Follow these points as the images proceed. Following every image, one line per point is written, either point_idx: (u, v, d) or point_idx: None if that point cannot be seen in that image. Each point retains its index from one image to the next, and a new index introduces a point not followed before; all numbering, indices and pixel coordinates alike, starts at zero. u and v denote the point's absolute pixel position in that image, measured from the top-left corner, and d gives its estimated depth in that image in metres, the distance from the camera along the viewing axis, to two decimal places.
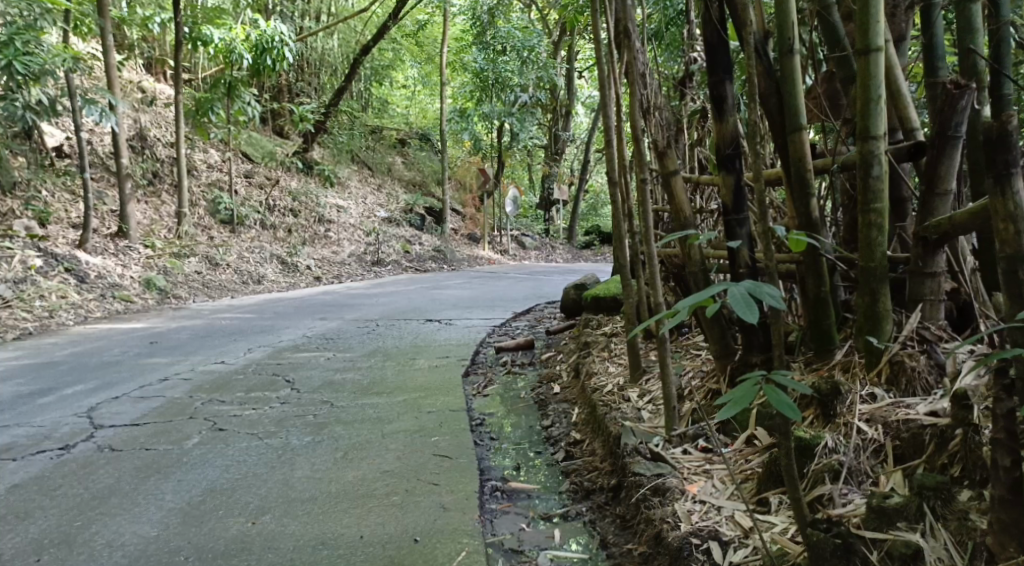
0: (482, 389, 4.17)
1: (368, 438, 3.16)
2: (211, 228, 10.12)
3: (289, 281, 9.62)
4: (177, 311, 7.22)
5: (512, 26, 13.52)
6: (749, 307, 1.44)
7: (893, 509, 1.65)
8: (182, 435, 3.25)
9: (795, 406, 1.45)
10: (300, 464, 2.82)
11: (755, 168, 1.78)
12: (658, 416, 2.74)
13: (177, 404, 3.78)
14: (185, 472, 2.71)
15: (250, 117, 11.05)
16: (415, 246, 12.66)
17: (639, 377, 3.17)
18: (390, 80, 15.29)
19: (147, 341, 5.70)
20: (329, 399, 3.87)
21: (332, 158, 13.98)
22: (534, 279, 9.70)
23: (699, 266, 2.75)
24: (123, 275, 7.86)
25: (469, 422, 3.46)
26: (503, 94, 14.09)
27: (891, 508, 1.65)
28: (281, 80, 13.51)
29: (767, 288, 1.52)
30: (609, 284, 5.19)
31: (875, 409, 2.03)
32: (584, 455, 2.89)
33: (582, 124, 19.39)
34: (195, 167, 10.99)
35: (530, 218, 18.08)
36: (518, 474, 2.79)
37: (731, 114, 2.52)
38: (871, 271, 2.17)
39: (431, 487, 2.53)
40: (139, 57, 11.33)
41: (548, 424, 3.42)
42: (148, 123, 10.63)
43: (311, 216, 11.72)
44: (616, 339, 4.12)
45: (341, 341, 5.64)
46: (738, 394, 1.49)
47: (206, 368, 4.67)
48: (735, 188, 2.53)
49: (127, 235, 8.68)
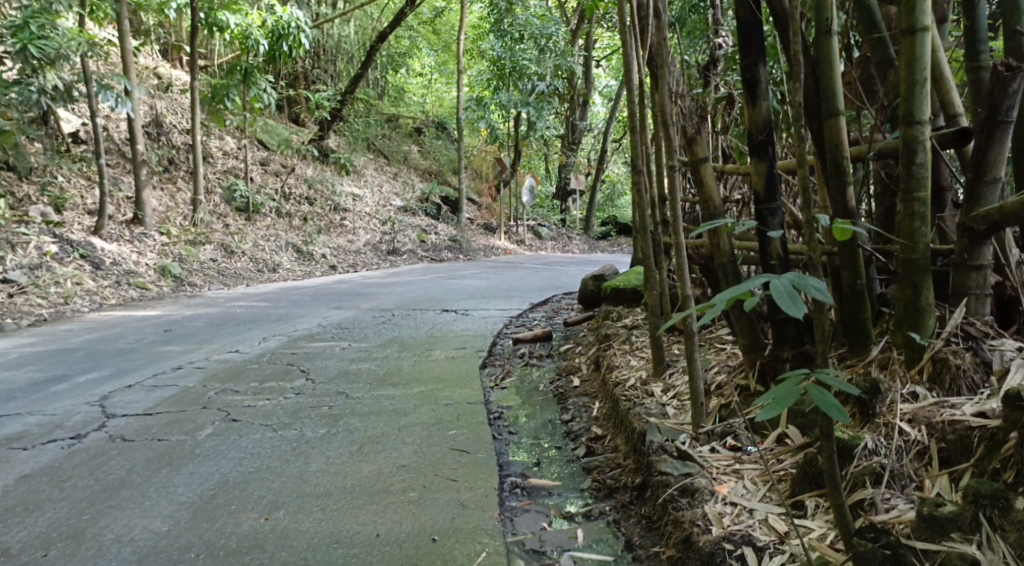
0: (499, 381, 4.09)
1: (384, 431, 3.09)
2: (227, 215, 10.09)
3: (305, 270, 9.58)
4: (193, 299, 7.19)
5: (530, 14, 13.42)
6: (792, 300, 1.35)
7: (945, 518, 1.57)
8: (195, 425, 3.20)
9: (842, 407, 1.36)
10: (314, 457, 2.75)
11: (799, 151, 1.67)
12: (683, 412, 2.66)
13: (190, 393, 3.73)
14: (198, 464, 2.65)
15: (266, 104, 11.01)
16: (431, 235, 12.60)
17: (662, 371, 3.08)
18: (406, 68, 15.23)
19: (162, 329, 5.66)
20: (344, 390, 3.80)
21: (348, 146, 13.80)
22: (551, 269, 9.62)
23: (728, 258, 2.64)
24: (138, 262, 7.84)
25: (487, 414, 3.39)
26: (520, 83, 13.98)
27: (943, 517, 1.57)
28: (298, 67, 13.47)
29: (813, 281, 1.42)
30: (629, 275, 5.10)
31: (917, 409, 1.93)
32: (607, 451, 2.81)
33: (599, 114, 19.24)
34: (211, 154, 10.97)
35: (547, 207, 17.99)
36: (538, 471, 2.71)
37: (765, 99, 2.41)
38: (914, 264, 2.06)
39: (449, 483, 2.45)
40: (155, 43, 11.30)
41: (568, 418, 3.34)
42: (163, 110, 10.61)
43: (326, 204, 11.69)
44: (636, 331, 4.03)
45: (356, 330, 5.58)
46: (782, 393, 1.40)
47: (220, 357, 4.62)
48: (767, 177, 2.42)
49: (143, 222, 8.67)
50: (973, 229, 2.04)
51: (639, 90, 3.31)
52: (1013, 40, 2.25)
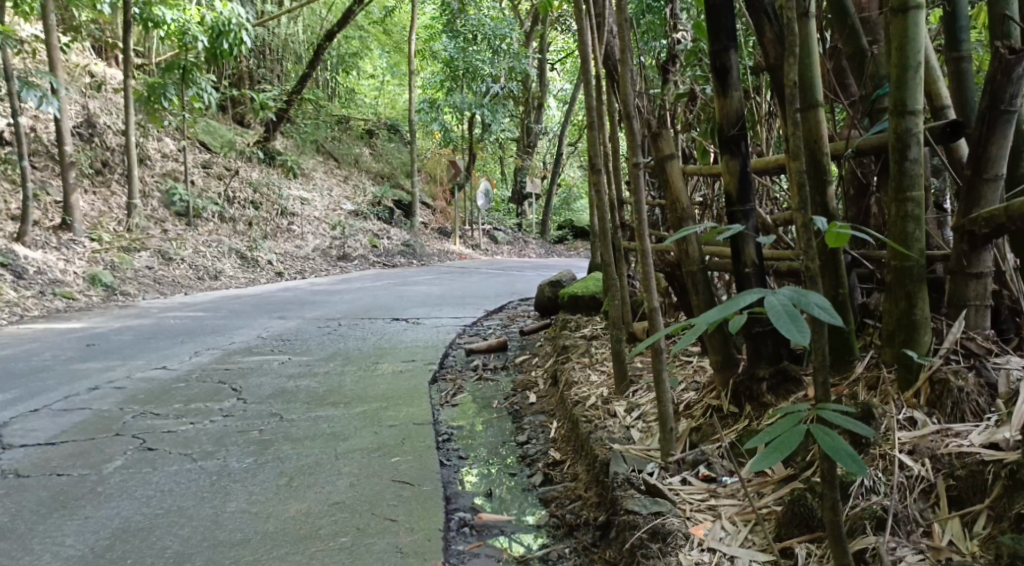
0: (450, 398, 3.80)
1: (318, 460, 2.78)
2: (165, 221, 9.65)
3: (249, 277, 9.15)
4: (123, 310, 6.75)
5: (483, 15, 13.15)
6: (795, 326, 1.11)
7: None
8: (102, 458, 2.86)
9: (855, 455, 1.15)
10: (235, 494, 2.43)
11: (791, 142, 1.41)
12: (649, 436, 2.41)
13: (104, 418, 3.38)
14: (95, 507, 2.32)
15: (206, 104, 10.56)
16: (383, 241, 12.23)
17: (626, 389, 2.82)
18: (356, 69, 14.90)
19: (84, 343, 5.26)
20: (279, 411, 3.48)
21: (296, 148, 13.57)
22: (508, 275, 9.35)
23: (698, 265, 2.39)
24: (65, 271, 7.41)
25: (435, 437, 3.10)
26: (474, 85, 13.64)
27: None
28: (241, 66, 13.04)
29: (816, 295, 1.18)
30: (587, 280, 4.86)
31: (918, 439, 1.73)
32: (565, 480, 2.54)
33: (554, 118, 19.01)
34: (148, 156, 10.51)
35: (503, 212, 17.72)
36: (490, 503, 2.44)
37: (735, 88, 2.17)
38: (907, 272, 1.83)
39: (387, 523, 2.17)
40: (88, 40, 10.77)
41: (524, 440, 3.07)
42: (96, 110, 10.14)
43: (273, 208, 11.25)
44: (597, 343, 3.78)
45: (298, 342, 5.24)
46: (779, 437, 1.20)
47: (143, 375, 4.25)
48: (740, 174, 2.18)
49: (71, 228, 8.21)
50: (974, 232, 1.83)
51: (598, 85, 3.07)
52: (1002, 26, 2.03)
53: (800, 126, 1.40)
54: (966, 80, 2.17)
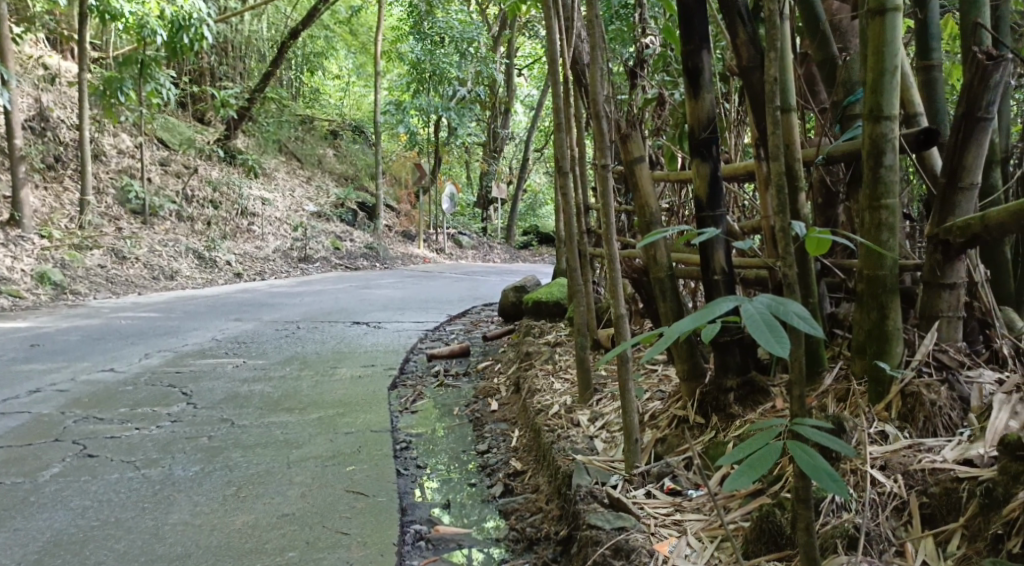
0: (410, 404, 3.70)
1: (269, 469, 2.65)
2: (120, 218, 9.41)
3: (206, 277, 8.94)
4: (73, 309, 6.55)
5: (450, 17, 13.06)
6: (775, 335, 1.04)
7: None
8: (39, 465, 2.73)
9: (836, 474, 1.08)
10: (178, 504, 2.31)
11: (772, 142, 1.34)
12: (613, 447, 2.34)
13: (43, 422, 3.24)
14: (26, 519, 2.20)
15: (165, 100, 10.34)
16: (345, 243, 12.06)
17: (590, 397, 2.75)
18: (321, 68, 14.73)
19: (29, 343, 5.07)
20: (230, 417, 3.35)
21: (258, 148, 13.32)
22: (471, 280, 9.24)
23: (665, 272, 2.33)
24: (13, 268, 7.17)
25: (393, 445, 2.99)
26: (440, 88, 13.54)
27: None
28: (202, 63, 12.82)
29: (797, 304, 1.11)
30: (552, 286, 4.80)
31: (889, 454, 1.69)
32: (526, 491, 2.46)
33: (521, 123, 18.99)
34: (103, 152, 10.26)
35: (468, 216, 17.63)
36: (447, 515, 2.35)
37: (708, 91, 2.11)
38: (880, 281, 1.78)
39: (339, 536, 2.07)
40: (42, 32, 10.46)
41: (483, 449, 2.98)
42: (50, 103, 9.87)
43: (233, 208, 11.03)
44: (560, 350, 3.71)
45: (254, 344, 5.10)
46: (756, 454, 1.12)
47: (89, 377, 4.10)
48: (711, 179, 2.13)
49: (20, 224, 7.96)
50: (947, 241, 1.80)
51: (565, 89, 3.00)
52: (974, 35, 2.00)
53: (779, 126, 1.34)
54: (936, 91, 2.15)
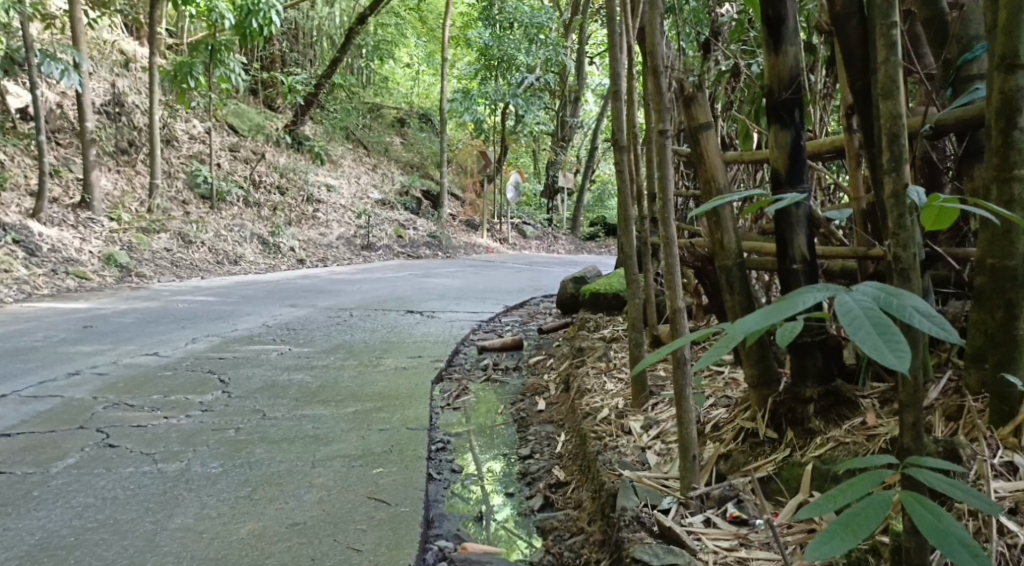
0: (453, 401, 3.44)
1: (291, 468, 2.42)
2: (189, 202, 9.45)
3: (269, 263, 8.91)
4: (134, 291, 6.52)
5: (520, 3, 12.81)
6: (889, 342, 0.80)
7: None
8: (56, 453, 2.57)
9: (974, 545, 0.85)
10: (187, 505, 2.11)
11: (888, 84, 1.12)
12: (667, 460, 2.04)
13: (73, 408, 3.11)
14: (18, 517, 2.03)
15: (234, 85, 10.37)
16: (409, 231, 11.94)
17: (644, 402, 2.44)
18: (392, 57, 14.68)
19: (81, 325, 5.01)
20: (262, 408, 3.15)
21: (325, 135, 13.30)
22: (534, 270, 8.96)
23: (734, 259, 2.00)
24: (81, 249, 7.22)
25: (429, 445, 2.74)
26: (509, 75, 13.23)
27: None
28: (274, 49, 12.90)
29: (914, 297, 0.88)
30: (612, 277, 4.48)
31: (1020, 493, 1.38)
32: (569, 507, 2.20)
33: (591, 112, 18.61)
34: (175, 137, 10.36)
35: (534, 206, 17.41)
36: (478, 531, 2.10)
37: (791, 44, 1.79)
38: (1007, 272, 1.48)
39: (350, 554, 1.83)
40: (118, 17, 10.61)
41: (527, 453, 2.70)
42: (126, 88, 10.02)
43: (299, 195, 11.04)
44: (616, 346, 3.40)
45: (303, 331, 4.93)
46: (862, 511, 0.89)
47: (131, 361, 3.98)
48: (792, 150, 1.79)
49: (90, 206, 8.03)
50: None
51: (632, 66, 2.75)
52: None
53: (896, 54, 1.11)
54: None
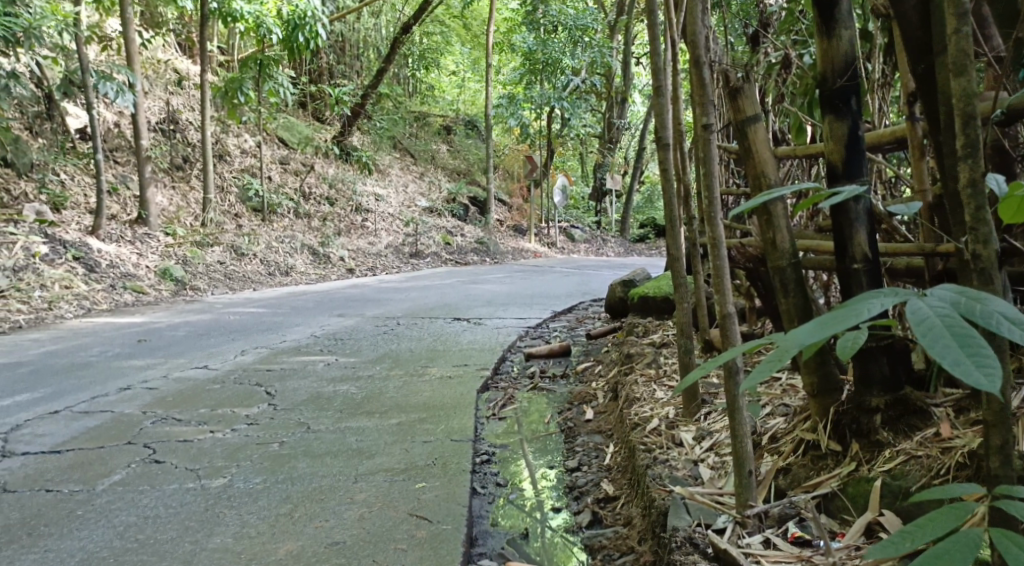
0: (498, 410, 3.36)
1: (332, 483, 2.37)
2: (241, 215, 9.58)
3: (319, 273, 8.97)
4: (188, 304, 6.61)
5: (564, 5, 12.70)
6: (976, 357, 0.72)
7: None
8: (102, 471, 2.57)
9: None
10: (226, 523, 2.07)
11: (960, 61, 1.01)
12: (722, 474, 1.93)
13: (122, 423, 3.12)
14: (59, 538, 2.01)
15: (282, 98, 10.49)
16: (456, 238, 11.92)
17: (695, 412, 2.33)
18: (437, 65, 14.74)
19: (135, 339, 5.08)
20: (306, 421, 3.11)
21: (373, 144, 13.31)
22: (583, 274, 8.84)
23: (788, 259, 1.89)
24: (137, 264, 7.35)
25: (473, 457, 2.66)
26: (554, 78, 13.11)
27: None
28: (321, 62, 13.03)
29: (999, 300, 0.78)
30: (661, 280, 4.35)
31: None
32: (618, 523, 2.10)
33: (638, 112, 18.41)
34: (227, 152, 10.52)
35: (582, 209, 17.26)
36: (522, 550, 2.01)
37: (845, 27, 1.66)
38: None
39: None
40: (171, 36, 10.85)
41: (573, 466, 2.61)
42: (179, 106, 10.23)
43: (348, 205, 11.14)
44: (666, 352, 3.28)
45: (351, 341, 4.91)
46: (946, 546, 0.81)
47: (181, 375, 4.00)
48: (848, 140, 1.67)
49: (146, 222, 8.17)
50: None
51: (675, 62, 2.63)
52: None
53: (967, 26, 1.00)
54: None
